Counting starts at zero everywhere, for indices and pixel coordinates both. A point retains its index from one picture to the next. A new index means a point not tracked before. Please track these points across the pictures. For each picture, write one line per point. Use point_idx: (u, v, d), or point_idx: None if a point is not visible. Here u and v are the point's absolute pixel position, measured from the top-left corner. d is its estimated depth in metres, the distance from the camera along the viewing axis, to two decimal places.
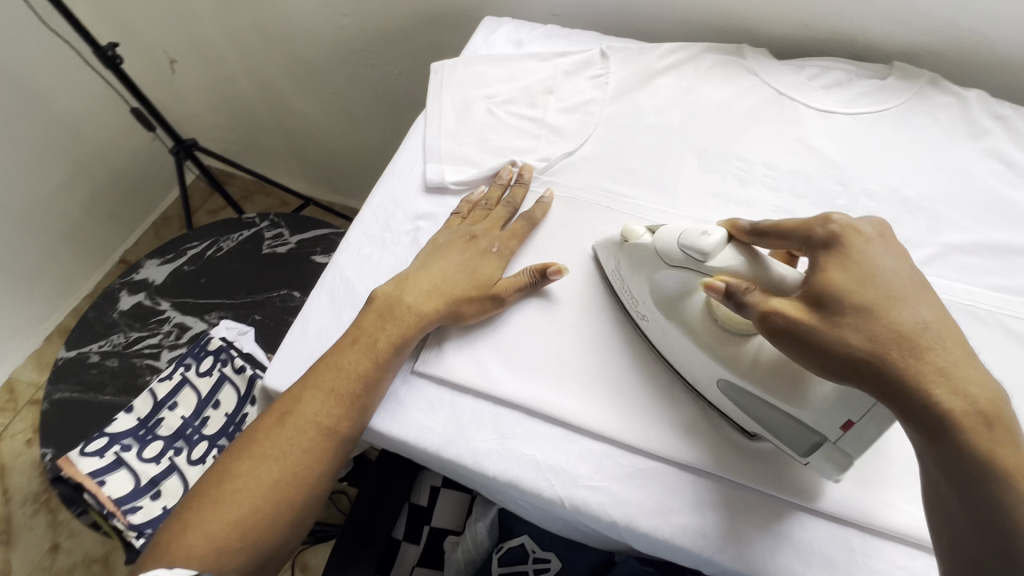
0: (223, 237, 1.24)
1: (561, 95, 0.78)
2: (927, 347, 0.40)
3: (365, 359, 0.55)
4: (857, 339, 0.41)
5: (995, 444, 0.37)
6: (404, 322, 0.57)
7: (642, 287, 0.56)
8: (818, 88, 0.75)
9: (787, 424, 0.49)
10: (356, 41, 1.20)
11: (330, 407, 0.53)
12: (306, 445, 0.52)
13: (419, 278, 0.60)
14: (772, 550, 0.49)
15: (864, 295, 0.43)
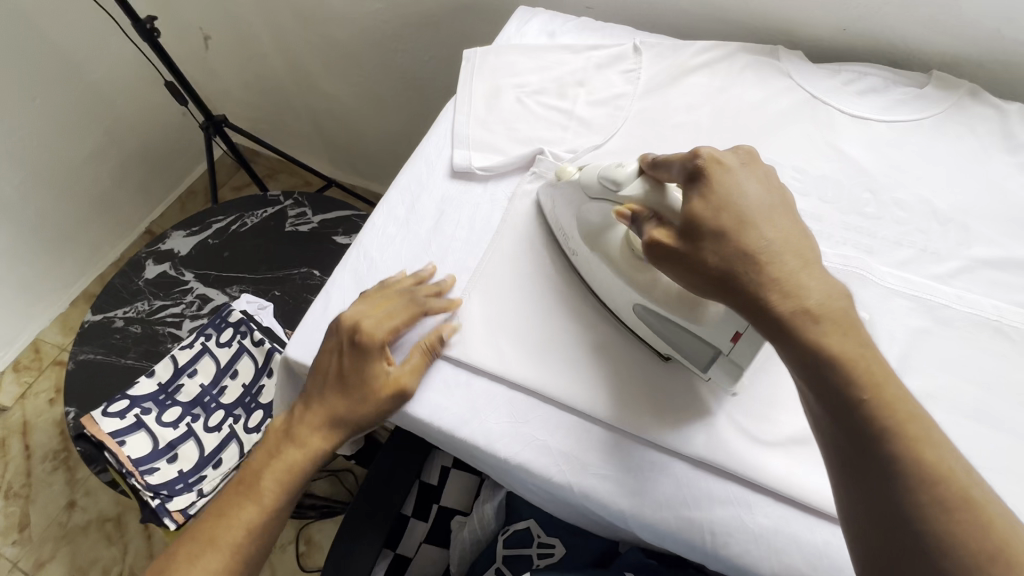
0: (248, 213, 1.27)
1: (592, 88, 0.78)
2: (767, 263, 0.44)
3: (283, 468, 0.59)
4: (715, 259, 0.45)
5: (822, 334, 0.41)
6: (315, 427, 0.58)
7: (572, 222, 0.61)
8: (853, 94, 0.74)
9: (687, 340, 0.53)
10: (388, 26, 1.21)
11: (256, 516, 0.58)
12: (236, 557, 0.57)
13: (315, 380, 0.58)
14: (778, 549, 0.49)
15: (720, 218, 0.46)
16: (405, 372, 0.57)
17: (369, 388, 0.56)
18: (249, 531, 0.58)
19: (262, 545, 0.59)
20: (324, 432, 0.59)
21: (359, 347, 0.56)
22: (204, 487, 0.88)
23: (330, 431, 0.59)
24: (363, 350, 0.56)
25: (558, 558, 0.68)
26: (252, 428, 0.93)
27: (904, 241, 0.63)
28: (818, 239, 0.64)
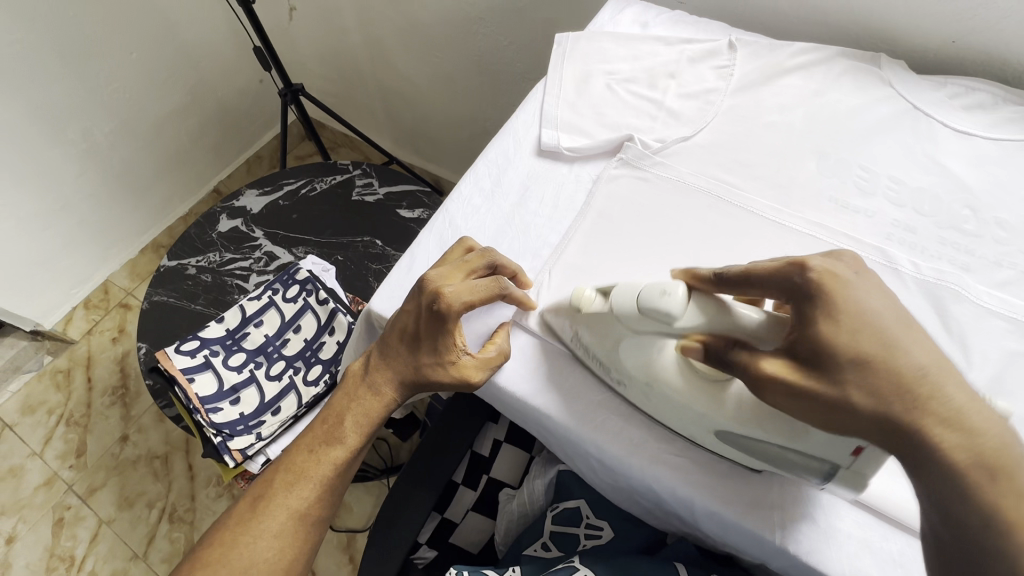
0: (318, 179, 1.31)
1: (683, 81, 0.78)
2: (925, 396, 0.40)
3: (363, 412, 0.62)
4: (863, 399, 0.41)
5: (998, 494, 0.39)
6: (394, 379, 0.61)
7: (611, 349, 0.54)
8: (958, 109, 0.71)
9: (791, 460, 0.48)
10: (472, 8, 1.22)
11: (339, 454, 0.62)
12: (322, 489, 0.61)
13: (394, 335, 0.59)
14: (850, 552, 0.49)
15: (866, 345, 0.41)
16: (481, 360, 0.56)
17: (445, 352, 0.57)
18: (332, 467, 0.62)
19: (343, 481, 0.63)
20: (403, 382, 0.60)
21: (436, 316, 0.55)
22: (262, 431, 0.92)
23: (408, 384, 0.60)
24: (443, 319, 0.55)
25: (606, 541, 0.64)
26: (310, 381, 0.97)
27: (1004, 261, 0.61)
28: (911, 251, 0.62)
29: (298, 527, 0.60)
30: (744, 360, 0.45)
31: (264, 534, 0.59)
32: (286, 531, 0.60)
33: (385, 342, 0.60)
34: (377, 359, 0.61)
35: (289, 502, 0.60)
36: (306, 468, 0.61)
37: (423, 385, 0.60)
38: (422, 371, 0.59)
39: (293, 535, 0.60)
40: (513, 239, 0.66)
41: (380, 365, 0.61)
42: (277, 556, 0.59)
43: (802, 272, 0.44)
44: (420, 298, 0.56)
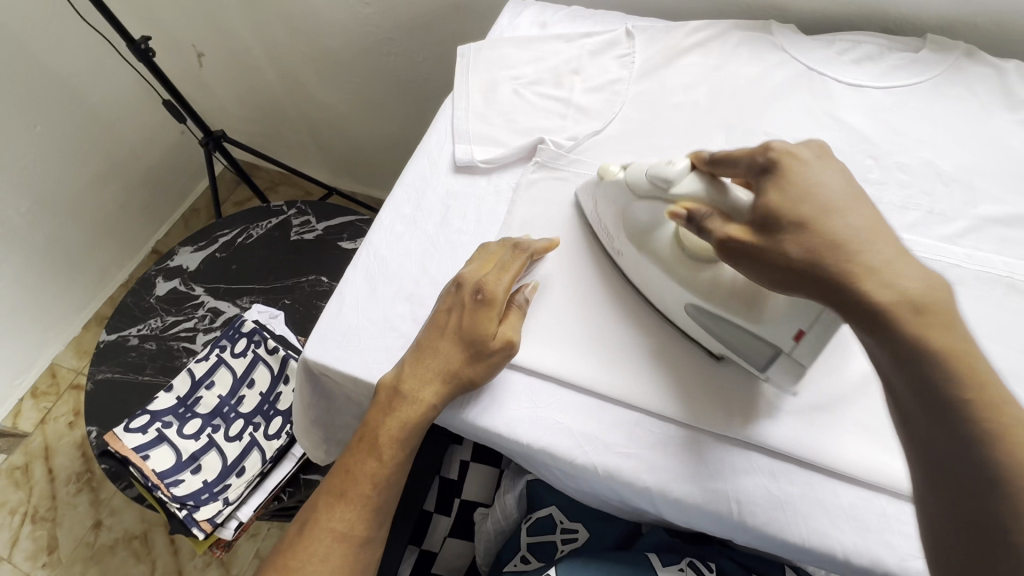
0: (252, 225, 1.28)
1: (587, 75, 0.78)
2: (856, 251, 0.42)
3: (397, 429, 0.55)
4: (796, 253, 0.43)
5: (920, 325, 0.38)
6: (431, 391, 0.54)
7: (616, 221, 0.59)
8: (848, 63, 0.74)
9: (747, 343, 0.51)
10: (379, 30, 1.21)
11: (380, 473, 0.56)
12: (367, 510, 0.56)
13: (431, 337, 0.56)
14: (804, 514, 0.50)
15: (801, 209, 0.45)
16: (516, 324, 0.57)
17: (487, 342, 0.55)
18: (372, 489, 0.56)
19: (389, 500, 0.57)
20: (443, 386, 0.55)
21: (477, 305, 0.56)
22: (229, 496, 0.90)
23: (446, 390, 0.55)
24: (485, 303, 0.56)
25: (582, 543, 0.65)
26: (271, 436, 0.94)
27: (910, 204, 0.63)
28: None
29: (348, 550, 0.56)
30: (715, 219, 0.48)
31: (318, 562, 0.55)
32: (337, 555, 0.55)
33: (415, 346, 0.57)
34: (410, 369, 0.55)
35: (336, 526, 0.55)
36: (347, 490, 0.56)
37: (465, 389, 0.55)
38: (464, 371, 0.55)
39: (346, 559, 0.56)
40: (440, 260, 0.65)
41: (413, 377, 0.55)
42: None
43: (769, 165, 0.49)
44: (456, 294, 0.57)
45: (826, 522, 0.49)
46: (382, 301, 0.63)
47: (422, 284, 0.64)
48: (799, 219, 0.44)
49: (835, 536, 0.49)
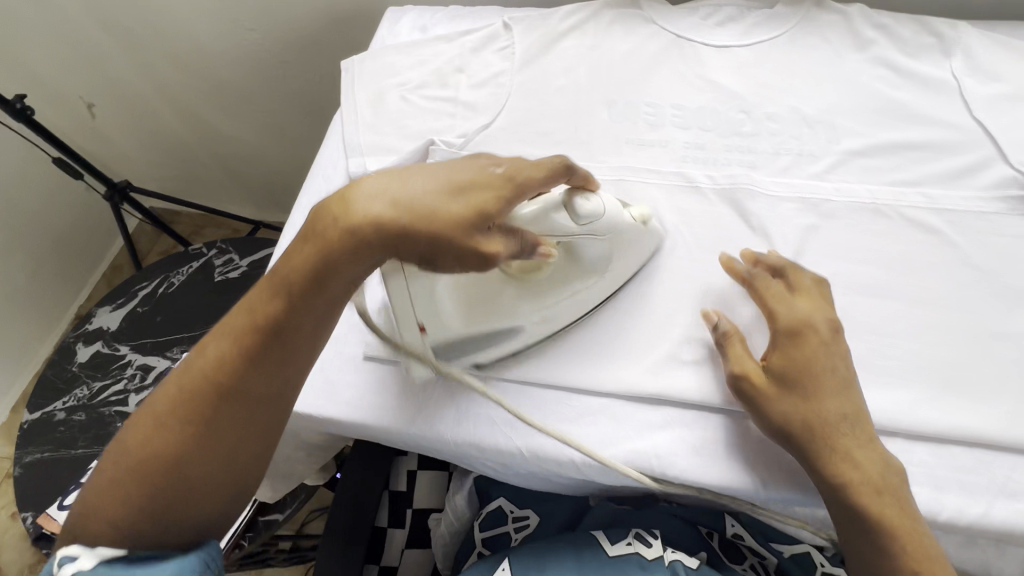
0: (173, 271, 1.23)
1: (471, 72, 0.79)
2: (836, 422, 0.48)
3: (265, 308, 0.47)
4: (793, 416, 0.49)
5: (830, 461, 0.47)
6: (342, 233, 0.43)
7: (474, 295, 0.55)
8: (713, 27, 0.77)
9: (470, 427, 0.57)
10: (271, 55, 1.19)
11: (224, 369, 0.47)
12: (194, 411, 0.47)
13: (420, 172, 0.46)
14: (718, 454, 0.53)
15: (826, 386, 0.50)
16: (505, 240, 0.45)
17: (466, 201, 0.44)
18: (211, 387, 0.47)
19: (229, 412, 0.47)
20: (324, 249, 0.44)
21: (488, 175, 0.46)
22: None
23: (353, 238, 0.43)
24: (505, 181, 0.46)
25: (535, 527, 0.66)
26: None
27: (781, 150, 0.67)
28: (706, 165, 0.67)
29: (159, 457, 0.46)
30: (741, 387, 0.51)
31: (128, 452, 0.47)
32: (148, 452, 0.46)
33: (393, 173, 0.46)
34: (367, 192, 0.44)
35: (161, 412, 0.47)
36: (187, 375, 0.48)
37: (383, 241, 0.43)
38: (404, 220, 0.43)
39: (154, 467, 0.46)
40: None
41: (353, 205, 0.44)
42: (130, 488, 0.46)
43: (772, 317, 0.54)
44: (469, 161, 0.47)
45: (733, 460, 0.53)
46: None
47: None
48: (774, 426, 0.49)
49: (741, 471, 0.52)
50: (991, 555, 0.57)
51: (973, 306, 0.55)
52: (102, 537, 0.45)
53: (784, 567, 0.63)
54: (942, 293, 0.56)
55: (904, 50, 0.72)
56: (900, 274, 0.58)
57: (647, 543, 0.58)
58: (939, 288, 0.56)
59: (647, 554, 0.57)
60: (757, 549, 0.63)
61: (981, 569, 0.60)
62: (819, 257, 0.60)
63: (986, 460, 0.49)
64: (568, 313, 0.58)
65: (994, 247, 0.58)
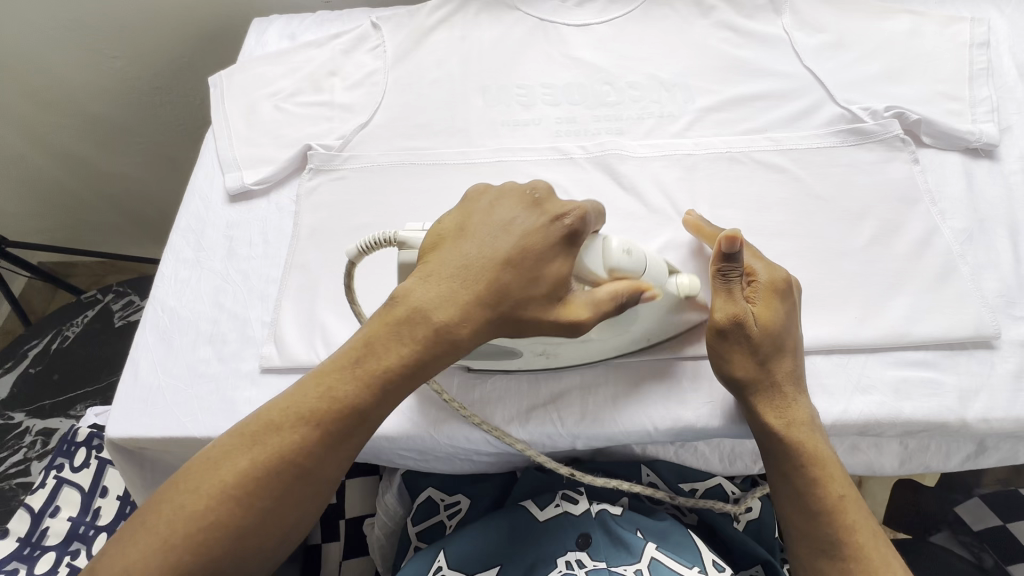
0: (66, 324, 1.14)
1: (345, 74, 0.78)
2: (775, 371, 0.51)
3: (358, 392, 0.44)
4: (748, 371, 0.50)
5: (764, 401, 0.50)
6: (440, 326, 0.44)
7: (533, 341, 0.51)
8: (572, 7, 0.80)
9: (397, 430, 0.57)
10: (141, 82, 1.12)
11: (307, 451, 0.43)
12: (268, 487, 0.42)
13: (497, 235, 0.47)
14: (611, 401, 0.56)
15: (789, 353, 0.51)
16: (540, 297, 0.45)
17: (545, 281, 0.45)
18: (290, 468, 0.42)
19: (302, 494, 0.43)
20: (422, 343, 0.45)
21: (558, 234, 0.46)
22: None
23: (451, 328, 0.45)
24: (568, 241, 0.46)
25: (466, 510, 0.67)
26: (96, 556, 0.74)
27: (645, 114, 0.72)
28: (578, 137, 0.71)
29: (219, 530, 0.41)
30: (740, 334, 0.50)
31: (181, 522, 0.40)
32: (206, 525, 0.41)
33: (473, 235, 0.47)
34: (451, 263, 0.46)
35: (228, 485, 0.41)
36: (259, 447, 0.43)
37: (472, 334, 0.45)
38: (498, 305, 0.45)
39: (215, 545, 0.40)
40: (234, 292, 0.63)
41: (441, 283, 0.45)
42: (183, 559, 0.40)
43: (782, 278, 0.52)
44: (541, 211, 0.48)
45: (660, 406, 0.55)
46: (180, 353, 0.60)
47: (221, 323, 0.61)
48: (740, 376, 0.51)
49: (643, 419, 0.55)
50: (872, 456, 0.62)
51: (820, 230, 0.61)
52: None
53: (696, 507, 0.65)
54: (794, 224, 0.62)
55: (744, 11, 0.77)
56: (759, 211, 0.63)
57: (573, 500, 0.59)
58: (792, 219, 0.62)
59: (574, 511, 0.58)
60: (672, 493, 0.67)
61: (867, 470, 0.64)
62: (687, 206, 0.64)
63: (841, 363, 0.54)
64: (574, 356, 0.55)
65: (833, 176, 0.64)
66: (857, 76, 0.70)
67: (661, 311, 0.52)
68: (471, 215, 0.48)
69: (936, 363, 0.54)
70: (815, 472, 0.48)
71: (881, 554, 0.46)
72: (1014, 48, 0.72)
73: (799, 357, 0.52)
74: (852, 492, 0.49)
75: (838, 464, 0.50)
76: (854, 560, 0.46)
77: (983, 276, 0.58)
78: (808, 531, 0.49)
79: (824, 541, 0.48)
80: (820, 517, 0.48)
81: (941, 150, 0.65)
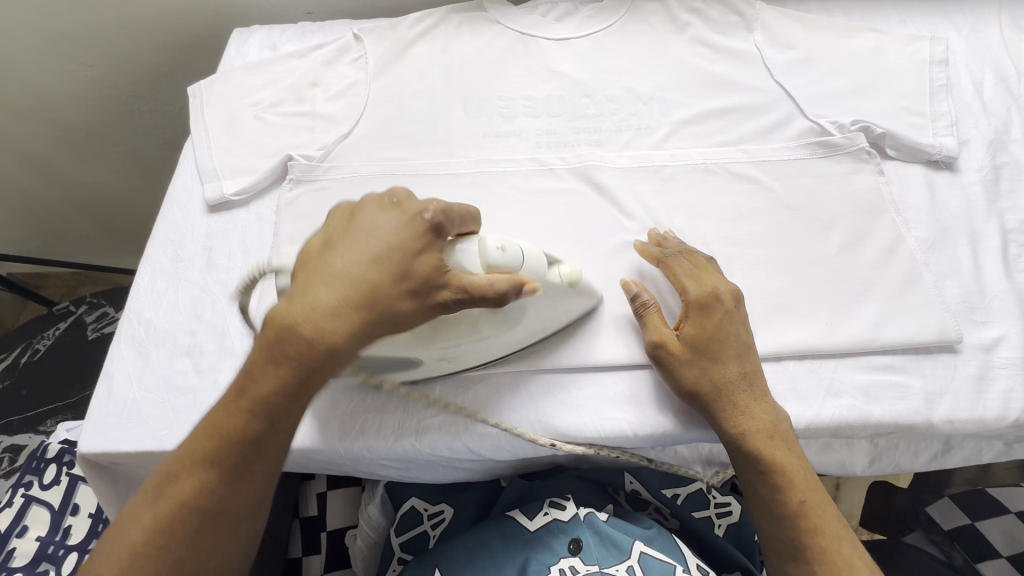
0: (36, 337, 1.11)
1: (326, 85, 0.78)
2: (727, 378, 0.52)
3: (242, 424, 0.44)
4: (695, 379, 0.52)
5: (727, 407, 0.51)
6: (312, 338, 0.42)
7: (427, 341, 0.50)
8: (552, 22, 0.82)
9: (375, 441, 0.56)
10: (119, 90, 1.11)
11: (201, 492, 0.43)
12: (177, 537, 0.43)
13: (360, 240, 0.45)
14: (593, 409, 0.56)
15: (730, 358, 0.53)
16: (406, 293, 0.44)
17: (412, 278, 0.44)
18: (194, 513, 0.43)
19: (213, 535, 0.44)
20: (296, 363, 0.43)
21: (421, 228, 0.45)
22: None
23: (325, 341, 0.43)
24: (431, 234, 0.45)
25: (451, 520, 0.66)
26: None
27: (623, 126, 0.74)
28: (558, 149, 0.73)
29: None
30: (665, 355, 0.53)
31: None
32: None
33: (336, 246, 0.46)
34: (317, 280, 0.44)
35: (136, 544, 0.43)
36: (161, 502, 0.44)
37: (350, 342, 0.43)
38: (372, 310, 0.43)
39: None
40: (213, 303, 0.62)
41: (309, 301, 0.43)
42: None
43: (717, 295, 0.54)
44: (400, 211, 0.47)
45: (638, 410, 0.56)
46: (157, 366, 0.59)
47: (198, 334, 0.60)
48: (677, 382, 0.53)
49: (621, 426, 0.55)
50: (843, 455, 0.64)
51: (792, 240, 0.63)
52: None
53: (679, 513, 0.66)
54: (766, 233, 0.63)
55: (717, 28, 0.80)
56: (734, 220, 0.64)
57: (561, 507, 0.59)
58: (765, 229, 0.64)
59: (563, 517, 0.58)
60: (653, 498, 0.67)
61: (839, 469, 0.65)
62: (664, 216, 0.66)
63: (814, 368, 0.56)
64: (477, 356, 0.55)
65: (804, 188, 0.66)
66: (826, 91, 0.73)
67: (551, 299, 0.54)
68: (339, 228, 0.47)
69: (903, 367, 0.55)
70: (780, 479, 0.50)
71: (844, 554, 0.48)
72: (970, 66, 0.76)
73: (753, 368, 0.53)
74: (816, 494, 0.50)
75: (807, 468, 0.51)
76: (819, 563, 0.48)
77: (946, 282, 0.60)
78: (780, 534, 0.50)
79: (791, 544, 0.49)
80: (786, 521, 0.49)
81: (905, 162, 0.68)
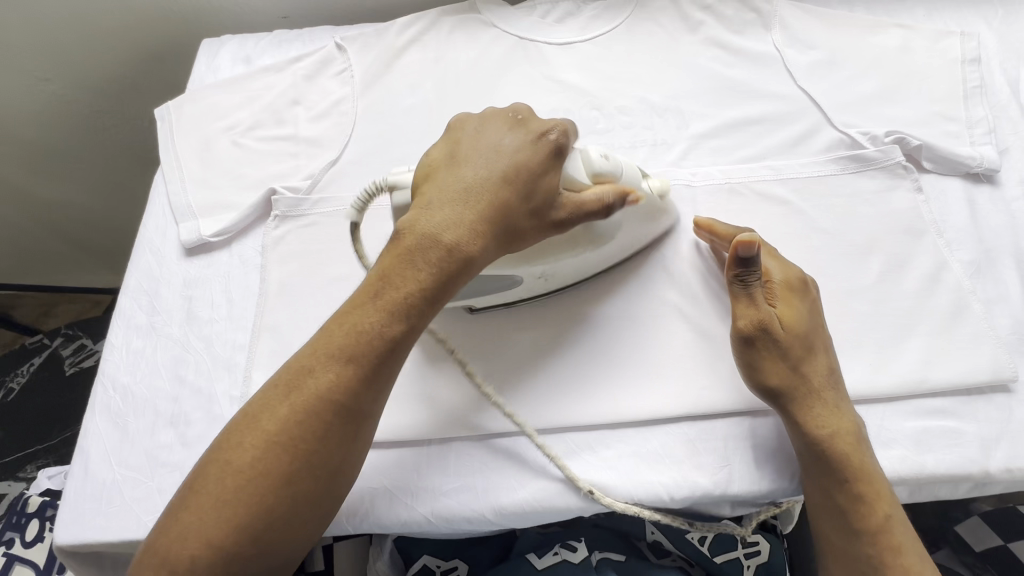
0: (8, 375, 1.04)
1: (309, 104, 0.71)
2: (813, 376, 0.49)
3: (381, 321, 0.43)
4: (784, 376, 0.48)
5: (811, 414, 0.48)
6: (454, 245, 0.43)
7: (529, 255, 0.49)
8: (553, 24, 0.75)
9: (392, 518, 0.51)
10: (82, 107, 1.02)
11: (339, 387, 0.41)
12: (311, 430, 0.41)
13: (487, 155, 0.47)
14: (625, 469, 0.51)
15: (817, 341, 0.50)
16: (533, 198, 0.46)
17: (541, 187, 0.46)
18: (330, 408, 0.41)
19: (347, 433, 0.42)
20: (439, 262, 0.44)
21: (544, 143, 0.48)
22: None
23: (467, 244, 0.44)
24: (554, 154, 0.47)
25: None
26: None
27: (637, 142, 0.68)
28: None
29: (265, 483, 0.39)
30: (769, 337, 0.49)
31: (232, 474, 0.39)
32: (256, 474, 0.39)
33: (463, 159, 0.47)
34: (450, 189, 0.45)
35: (271, 436, 0.40)
36: (295, 395, 0.41)
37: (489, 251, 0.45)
38: (507, 217, 0.45)
39: (264, 498, 0.39)
40: (196, 362, 0.56)
41: (447, 208, 0.45)
42: (239, 512, 0.38)
43: (801, 278, 0.52)
44: (521, 127, 0.49)
45: (675, 469, 0.50)
46: (137, 439, 0.53)
47: (182, 400, 0.54)
48: (771, 371, 0.49)
49: (658, 486, 0.50)
50: None
51: (828, 269, 0.58)
52: (196, 565, 0.37)
53: (702, 560, 0.62)
54: (798, 261, 0.59)
55: (733, 27, 0.73)
56: None
57: (572, 548, 0.59)
58: (796, 258, 0.59)
59: (574, 559, 0.58)
60: (676, 549, 0.63)
61: None
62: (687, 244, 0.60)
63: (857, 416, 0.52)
64: (568, 274, 0.54)
65: (837, 209, 0.61)
66: (855, 97, 0.68)
67: (635, 225, 0.54)
68: (460, 142, 0.49)
69: (955, 412, 0.51)
70: (870, 510, 0.46)
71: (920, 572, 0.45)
72: (1004, 64, 0.71)
73: (833, 364, 0.50)
74: (898, 510, 0.47)
75: (895, 505, 0.46)
76: None
77: (993, 311, 0.56)
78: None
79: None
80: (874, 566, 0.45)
81: (942, 175, 0.63)
